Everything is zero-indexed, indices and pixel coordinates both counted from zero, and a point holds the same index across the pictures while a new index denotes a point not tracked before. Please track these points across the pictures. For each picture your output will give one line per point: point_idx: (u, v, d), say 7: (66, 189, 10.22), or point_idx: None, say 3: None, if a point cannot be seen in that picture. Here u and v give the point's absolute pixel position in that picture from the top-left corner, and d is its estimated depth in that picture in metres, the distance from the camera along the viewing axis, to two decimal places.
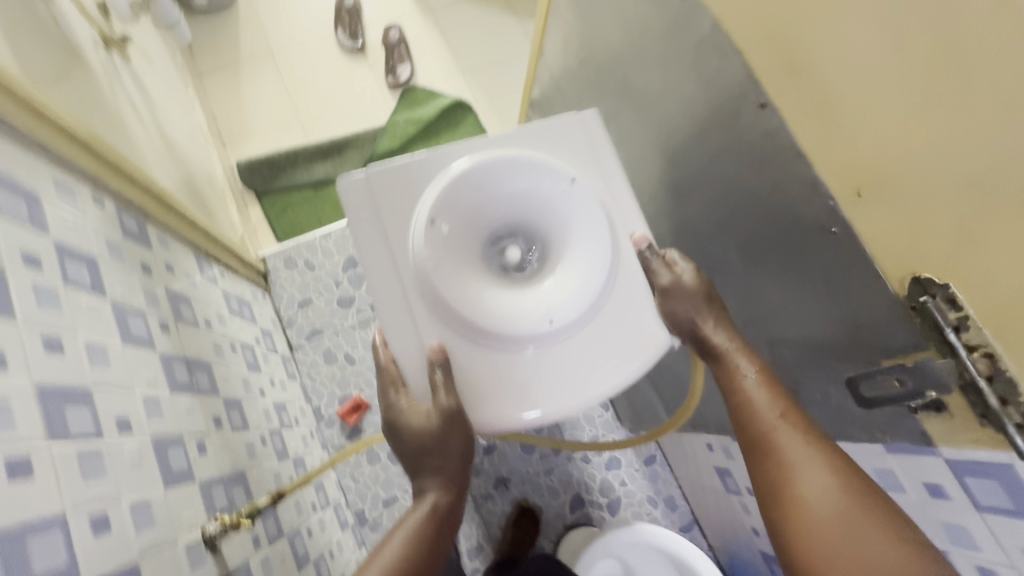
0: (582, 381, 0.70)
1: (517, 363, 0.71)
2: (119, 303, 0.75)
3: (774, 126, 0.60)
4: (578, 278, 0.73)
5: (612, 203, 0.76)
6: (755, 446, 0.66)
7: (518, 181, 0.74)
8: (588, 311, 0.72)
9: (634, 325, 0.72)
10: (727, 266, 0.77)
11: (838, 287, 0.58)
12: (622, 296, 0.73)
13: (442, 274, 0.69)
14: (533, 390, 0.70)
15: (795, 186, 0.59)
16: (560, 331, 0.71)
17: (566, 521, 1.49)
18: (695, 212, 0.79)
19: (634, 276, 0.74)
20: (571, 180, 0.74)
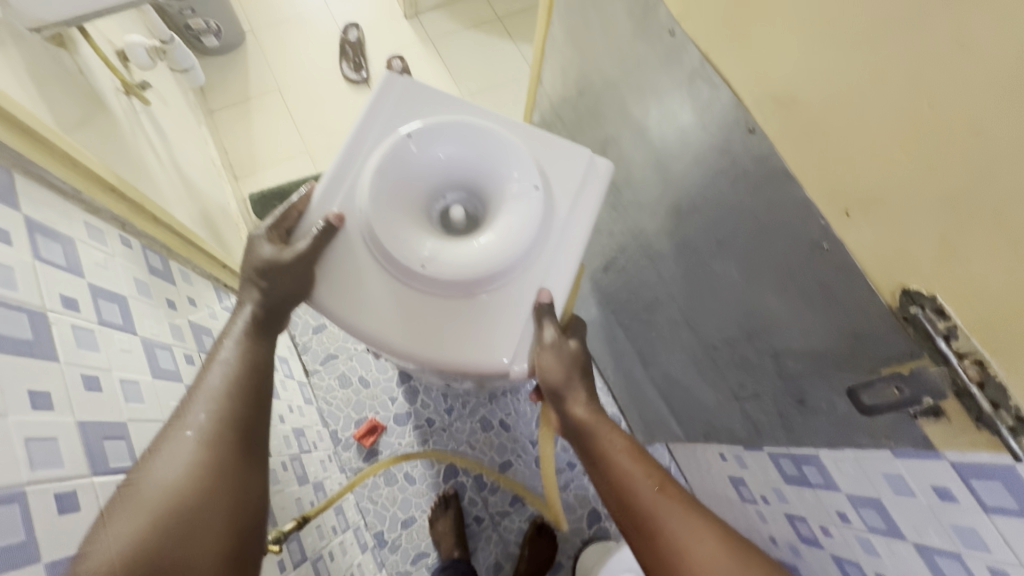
0: (422, 342, 0.58)
1: (382, 291, 0.58)
2: (147, 339, 0.80)
3: (764, 149, 0.63)
4: (492, 253, 0.57)
5: (561, 230, 0.61)
6: (641, 526, 0.66)
7: (505, 155, 0.60)
8: (465, 286, 0.57)
9: (500, 353, 0.58)
10: (729, 280, 0.79)
11: (833, 299, 0.61)
12: (510, 300, 0.59)
13: (383, 172, 0.58)
14: (367, 330, 0.58)
15: (786, 205, 0.62)
16: (437, 283, 0.57)
17: (584, 535, 1.49)
18: (694, 230, 0.82)
19: (528, 292, 0.59)
20: (534, 182, 0.59)
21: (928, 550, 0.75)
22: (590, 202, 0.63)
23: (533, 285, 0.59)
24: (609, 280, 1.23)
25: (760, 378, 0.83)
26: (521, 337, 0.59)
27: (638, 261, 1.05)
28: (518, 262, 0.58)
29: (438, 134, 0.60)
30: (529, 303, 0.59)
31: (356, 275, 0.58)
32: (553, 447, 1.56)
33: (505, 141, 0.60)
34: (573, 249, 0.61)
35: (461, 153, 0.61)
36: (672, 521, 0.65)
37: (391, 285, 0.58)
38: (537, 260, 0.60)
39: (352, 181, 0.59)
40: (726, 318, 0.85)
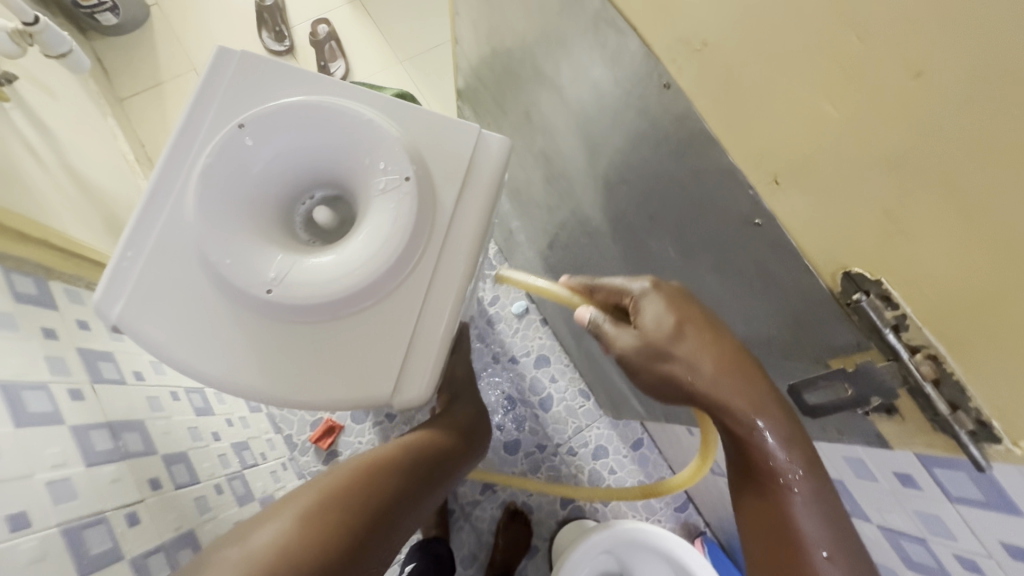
0: (283, 379, 0.47)
1: (227, 321, 0.47)
2: (9, 382, 0.69)
3: (681, 108, 0.52)
4: (357, 267, 0.47)
5: (443, 224, 0.50)
6: (768, 521, 0.56)
7: (373, 147, 0.49)
8: (331, 308, 0.47)
9: (381, 385, 0.48)
10: (666, 259, 0.70)
11: (773, 280, 0.52)
12: (388, 320, 0.48)
13: (215, 177, 0.47)
14: (217, 372, 0.47)
15: (712, 174, 0.52)
16: (296, 307, 0.46)
17: (558, 517, 1.45)
18: (625, 202, 0.72)
19: (414, 305, 0.49)
20: (405, 176, 0.48)
21: (894, 533, 0.70)
22: (479, 188, 0.52)
23: (417, 299, 0.49)
24: (556, 257, 1.13)
25: None
26: (405, 361, 0.48)
27: (578, 237, 0.94)
28: (391, 274, 0.47)
29: (281, 123, 0.48)
30: (412, 321, 0.49)
31: (193, 309, 0.47)
32: (521, 430, 1.50)
33: (364, 125, 0.49)
34: (459, 253, 0.50)
35: (317, 145, 0.49)
36: (793, 503, 0.55)
37: (241, 313, 0.47)
38: (421, 266, 0.49)
39: (182, 192, 0.48)
40: None
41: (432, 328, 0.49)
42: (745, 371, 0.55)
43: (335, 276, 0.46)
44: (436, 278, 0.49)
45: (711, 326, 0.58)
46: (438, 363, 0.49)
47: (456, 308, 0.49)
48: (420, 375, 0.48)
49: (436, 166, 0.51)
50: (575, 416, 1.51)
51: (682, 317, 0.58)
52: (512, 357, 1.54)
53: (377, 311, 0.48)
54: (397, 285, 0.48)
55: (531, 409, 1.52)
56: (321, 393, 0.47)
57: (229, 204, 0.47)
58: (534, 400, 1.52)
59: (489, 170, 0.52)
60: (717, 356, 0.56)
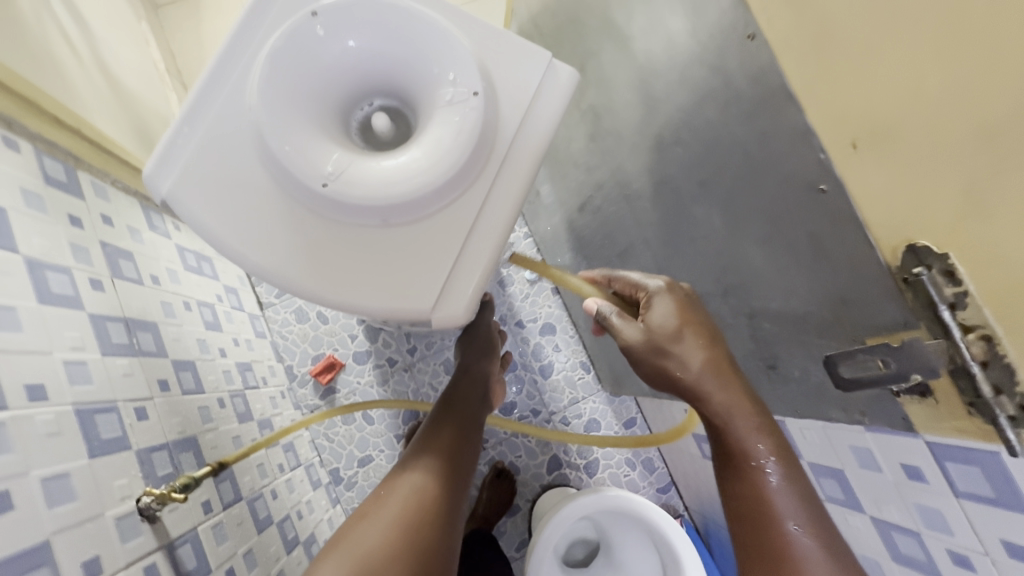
0: (325, 279, 0.47)
1: (277, 213, 0.46)
2: (34, 259, 0.68)
3: (763, 64, 0.51)
4: (413, 174, 0.46)
5: (502, 147, 0.49)
6: (739, 506, 0.64)
7: (444, 56, 0.47)
8: (383, 216, 0.46)
9: (422, 301, 0.47)
10: (709, 227, 0.69)
11: (823, 251, 0.51)
12: (436, 235, 0.48)
13: (283, 61, 0.45)
14: (260, 261, 0.46)
15: (783, 135, 0.51)
16: (349, 207, 0.46)
17: (543, 481, 1.48)
18: (677, 164, 0.71)
19: (465, 223, 0.48)
20: (473, 90, 0.47)
21: (887, 526, 0.71)
22: (541, 117, 0.51)
23: (467, 219, 0.48)
24: (582, 223, 1.12)
25: (733, 338, 0.74)
26: (448, 280, 0.48)
27: (614, 201, 0.93)
28: (445, 189, 0.47)
29: (357, 16, 0.47)
30: (461, 239, 0.48)
31: (242, 195, 0.46)
32: (518, 393, 1.51)
33: (437, 33, 0.47)
34: (516, 179, 0.49)
35: (388, 47, 0.48)
36: (767, 482, 0.63)
37: (292, 206, 0.46)
38: (476, 185, 0.48)
39: (246, 73, 0.47)
40: (701, 269, 0.76)
41: (479, 251, 0.48)
42: (728, 368, 0.67)
43: (391, 182, 0.46)
44: (488, 200, 0.49)
45: (707, 333, 0.70)
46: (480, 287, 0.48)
47: (504, 235, 0.49)
48: (460, 296, 0.48)
49: (504, 90, 0.50)
50: (573, 387, 1.53)
51: (682, 318, 0.70)
52: (519, 322, 1.55)
53: (427, 223, 0.48)
54: (448, 201, 0.48)
55: (531, 374, 1.53)
56: (361, 299, 0.47)
57: (290, 94, 0.46)
58: (536, 365, 1.53)
59: (553, 100, 0.51)
60: (707, 353, 0.68)
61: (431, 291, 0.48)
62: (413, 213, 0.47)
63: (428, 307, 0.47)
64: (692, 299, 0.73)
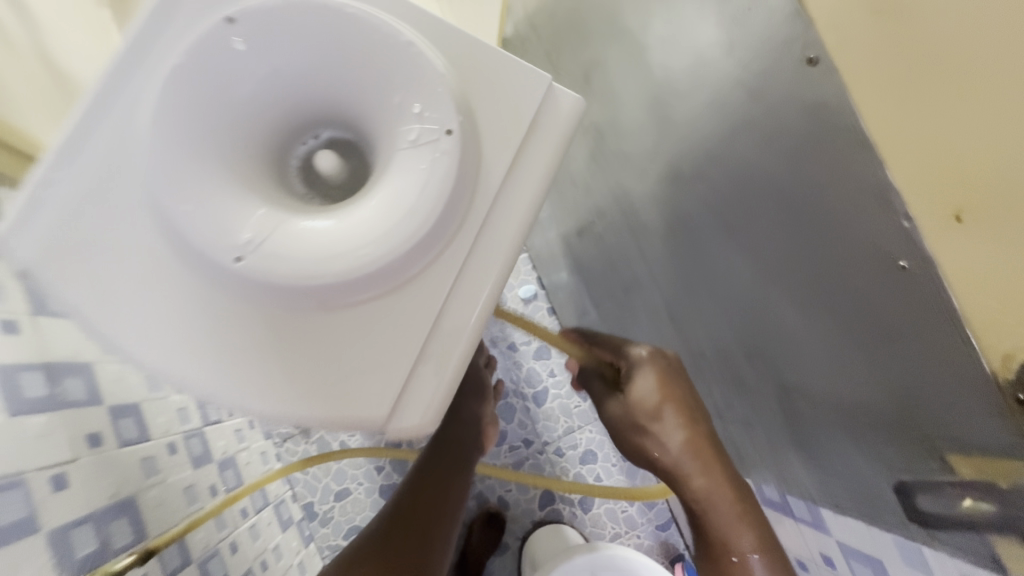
0: (244, 379, 0.35)
1: (179, 292, 0.35)
2: None
3: (827, 96, 0.39)
4: (359, 243, 0.34)
5: (484, 200, 0.37)
6: None
7: (408, 82, 0.35)
8: (321, 296, 0.35)
9: (371, 408, 0.36)
10: (734, 281, 0.58)
11: (889, 340, 0.41)
12: (392, 320, 0.36)
13: (184, 87, 0.33)
14: (157, 355, 0.35)
15: (850, 189, 0.39)
16: (273, 288, 0.34)
17: (535, 517, 1.37)
18: (698, 202, 0.59)
19: (433, 303, 0.36)
20: (445, 128, 0.35)
21: None
22: (537, 160, 0.39)
23: (435, 298, 0.37)
24: (581, 248, 1.00)
25: (758, 405, 0.63)
26: (406, 380, 0.36)
27: (620, 232, 0.81)
28: (406, 262, 0.35)
29: (286, 25, 0.34)
30: (426, 324, 0.36)
31: (133, 268, 0.35)
32: (509, 422, 1.40)
33: (397, 48, 0.35)
34: (501, 247, 0.37)
35: (331, 68, 0.36)
36: None
37: (198, 283, 0.35)
38: (448, 254, 0.37)
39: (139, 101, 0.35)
40: (717, 325, 0.64)
41: (451, 339, 0.37)
42: (711, 453, 0.58)
43: (329, 254, 0.34)
44: (465, 272, 0.37)
45: (692, 410, 0.60)
46: (451, 387, 0.37)
47: (485, 317, 0.37)
48: (424, 400, 0.36)
49: (489, 126, 0.38)
50: (568, 416, 1.42)
51: (662, 392, 0.60)
52: (511, 344, 1.43)
53: (381, 303, 0.36)
54: (412, 275, 0.36)
55: (523, 401, 1.41)
56: (294, 404, 0.36)
57: (194, 129, 0.33)
58: (529, 392, 1.42)
59: (551, 138, 0.39)
60: (689, 434, 0.59)
61: (386, 392, 0.36)
62: (362, 292, 0.35)
63: (382, 416, 0.36)
64: (676, 371, 0.63)
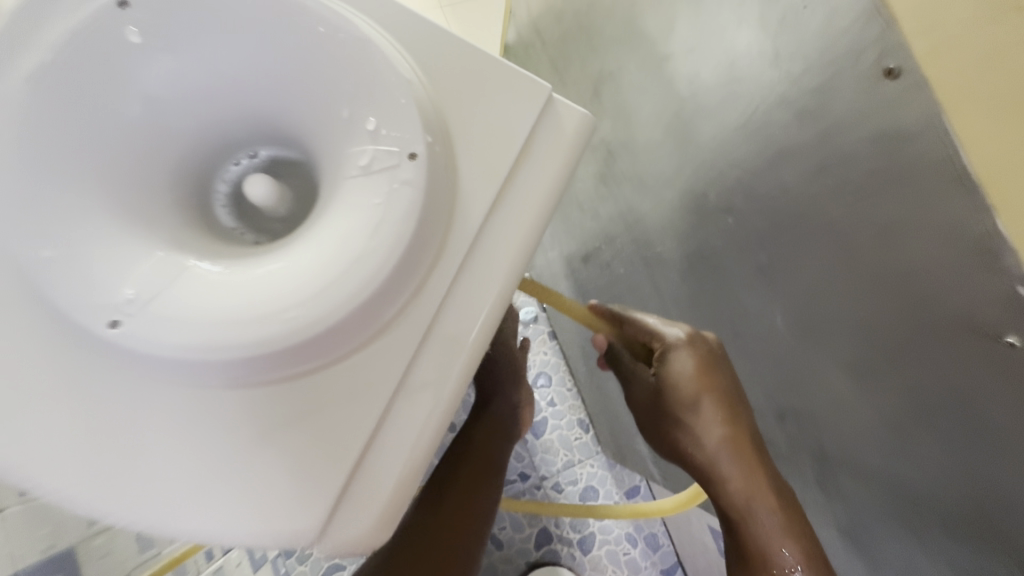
0: (127, 484, 0.27)
1: (50, 362, 0.27)
2: None
3: (911, 118, 0.31)
4: (283, 302, 0.25)
5: (459, 246, 0.28)
6: None
7: (353, 92, 0.27)
8: (233, 371, 0.26)
9: (294, 523, 0.26)
10: (767, 331, 0.49)
11: (981, 429, 0.33)
12: (328, 401, 0.27)
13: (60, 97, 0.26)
14: (18, 450, 0.27)
15: (929, 242, 0.32)
16: (165, 362, 0.26)
17: (530, 559, 1.27)
18: (726, 237, 0.50)
19: (385, 382, 0.27)
20: (408, 151, 0.26)
21: None
22: (532, 193, 0.30)
23: (388, 374, 0.27)
24: (585, 275, 0.91)
25: (791, 474, 0.54)
26: (345, 485, 0.27)
27: (630, 261, 0.72)
28: (348, 328, 0.26)
29: (195, 20, 0.27)
30: (374, 411, 0.27)
31: None
32: None
33: (343, 43, 0.27)
34: (483, 304, 0.28)
35: (259, 74, 0.29)
36: None
37: (74, 354, 0.27)
38: (408, 316, 0.28)
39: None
40: (742, 378, 0.55)
41: (408, 432, 0.27)
42: (760, 456, 0.47)
43: (242, 315, 0.25)
44: (429, 340, 0.28)
45: (738, 406, 0.49)
46: (405, 497, 0.27)
47: (454, 402, 0.28)
48: (368, 515, 0.27)
49: (469, 147, 0.30)
50: (568, 449, 1.32)
51: (705, 380, 0.49)
52: None
53: (315, 382, 0.27)
54: (359, 344, 0.27)
55: (520, 431, 1.32)
56: (185, 516, 0.26)
57: (64, 148, 0.26)
58: None
59: (552, 164, 0.30)
60: (734, 432, 0.48)
61: (315, 505, 0.27)
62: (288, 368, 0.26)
63: (309, 536, 0.26)
64: (719, 355, 0.51)
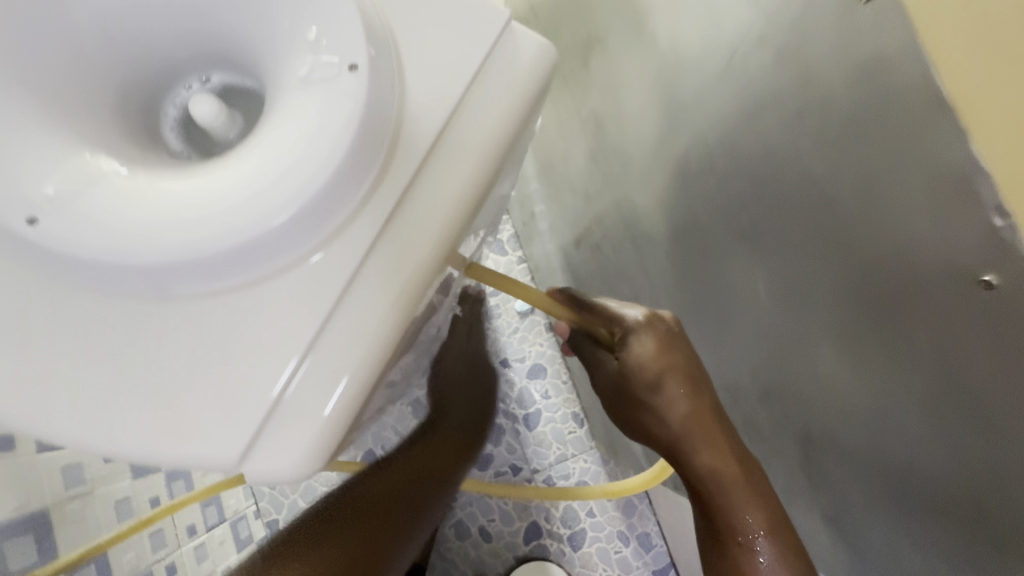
0: (55, 394, 0.26)
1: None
2: None
3: (896, 47, 0.28)
4: (208, 210, 0.24)
5: (405, 170, 0.27)
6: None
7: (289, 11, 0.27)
8: (159, 281, 0.25)
9: (213, 446, 0.25)
10: (750, 301, 0.47)
11: (973, 395, 0.30)
12: (257, 324, 0.26)
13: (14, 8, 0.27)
14: None
15: (918, 187, 0.29)
16: (92, 269, 0.25)
17: (518, 553, 1.25)
18: (707, 201, 0.48)
19: (318, 306, 0.26)
20: (349, 62, 0.25)
21: None
22: (485, 121, 0.29)
23: (321, 298, 0.26)
24: (578, 257, 0.89)
25: (776, 455, 0.51)
26: (269, 411, 0.25)
27: (618, 239, 0.70)
28: (277, 243, 0.25)
29: None
30: (304, 335, 0.26)
31: None
32: (496, 445, 1.28)
33: None
34: (426, 232, 0.27)
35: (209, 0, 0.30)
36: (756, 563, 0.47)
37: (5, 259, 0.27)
38: (345, 239, 0.26)
39: None
40: (727, 351, 0.53)
41: (338, 360, 0.26)
42: (718, 425, 0.50)
43: (167, 221, 0.25)
44: (367, 265, 0.27)
45: (696, 379, 0.52)
46: (333, 430, 0.26)
47: (391, 332, 0.26)
48: (290, 445, 0.25)
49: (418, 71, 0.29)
50: (562, 443, 1.30)
51: (665, 357, 0.52)
52: (502, 361, 1.32)
53: (245, 302, 0.26)
54: (293, 265, 0.26)
55: (513, 423, 1.30)
56: (109, 431, 0.26)
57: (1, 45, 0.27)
58: (519, 413, 1.31)
59: (507, 94, 0.29)
60: (694, 405, 0.51)
61: (237, 428, 0.25)
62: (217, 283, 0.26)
63: (229, 461, 0.25)
64: (677, 333, 0.54)
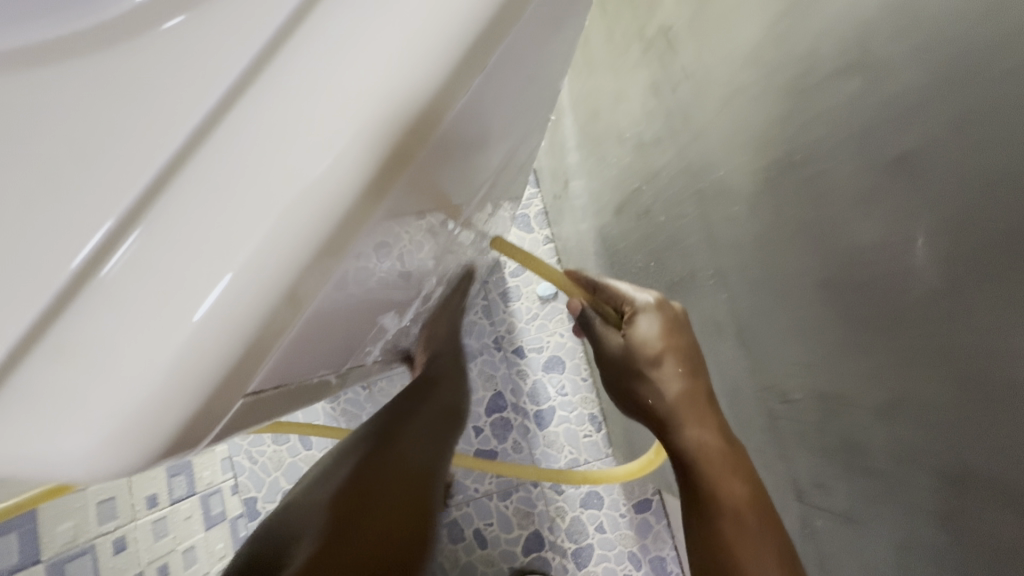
0: None
1: None
2: None
3: None
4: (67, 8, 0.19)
5: (287, 69, 0.19)
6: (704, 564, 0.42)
7: None
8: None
9: None
10: (889, 274, 0.32)
11: None
12: (40, 228, 0.18)
13: None
14: None
15: None
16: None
17: (515, 564, 1.11)
18: (828, 130, 0.34)
19: (158, 236, 0.18)
20: None
21: None
22: None
23: (167, 223, 0.18)
24: (618, 230, 0.76)
25: (893, 497, 0.37)
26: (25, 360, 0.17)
27: (674, 202, 0.56)
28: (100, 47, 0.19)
29: None
30: (124, 269, 0.18)
31: None
32: (502, 441, 1.15)
33: None
34: (300, 137, 0.18)
35: None
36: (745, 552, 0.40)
37: None
38: (196, 152, 0.18)
39: None
40: (829, 347, 0.39)
41: (156, 320, 0.17)
42: (714, 411, 0.45)
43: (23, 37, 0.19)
44: (243, 190, 0.18)
45: (697, 364, 0.47)
46: (134, 432, 0.17)
47: (250, 300, 0.17)
48: (36, 437, 0.17)
49: None
50: (576, 447, 1.16)
51: (670, 334, 0.47)
52: (518, 349, 1.19)
53: (42, 134, 0.19)
54: (137, 115, 0.19)
55: (524, 419, 1.17)
56: None
57: None
58: (531, 409, 1.17)
59: None
60: (689, 387, 0.45)
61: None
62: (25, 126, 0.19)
63: None
64: (685, 321, 0.48)
